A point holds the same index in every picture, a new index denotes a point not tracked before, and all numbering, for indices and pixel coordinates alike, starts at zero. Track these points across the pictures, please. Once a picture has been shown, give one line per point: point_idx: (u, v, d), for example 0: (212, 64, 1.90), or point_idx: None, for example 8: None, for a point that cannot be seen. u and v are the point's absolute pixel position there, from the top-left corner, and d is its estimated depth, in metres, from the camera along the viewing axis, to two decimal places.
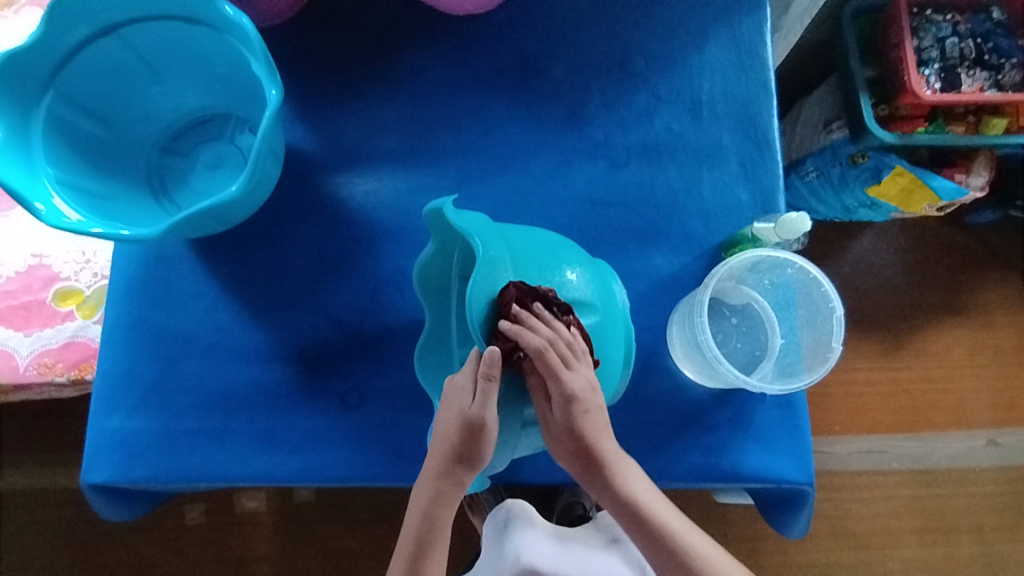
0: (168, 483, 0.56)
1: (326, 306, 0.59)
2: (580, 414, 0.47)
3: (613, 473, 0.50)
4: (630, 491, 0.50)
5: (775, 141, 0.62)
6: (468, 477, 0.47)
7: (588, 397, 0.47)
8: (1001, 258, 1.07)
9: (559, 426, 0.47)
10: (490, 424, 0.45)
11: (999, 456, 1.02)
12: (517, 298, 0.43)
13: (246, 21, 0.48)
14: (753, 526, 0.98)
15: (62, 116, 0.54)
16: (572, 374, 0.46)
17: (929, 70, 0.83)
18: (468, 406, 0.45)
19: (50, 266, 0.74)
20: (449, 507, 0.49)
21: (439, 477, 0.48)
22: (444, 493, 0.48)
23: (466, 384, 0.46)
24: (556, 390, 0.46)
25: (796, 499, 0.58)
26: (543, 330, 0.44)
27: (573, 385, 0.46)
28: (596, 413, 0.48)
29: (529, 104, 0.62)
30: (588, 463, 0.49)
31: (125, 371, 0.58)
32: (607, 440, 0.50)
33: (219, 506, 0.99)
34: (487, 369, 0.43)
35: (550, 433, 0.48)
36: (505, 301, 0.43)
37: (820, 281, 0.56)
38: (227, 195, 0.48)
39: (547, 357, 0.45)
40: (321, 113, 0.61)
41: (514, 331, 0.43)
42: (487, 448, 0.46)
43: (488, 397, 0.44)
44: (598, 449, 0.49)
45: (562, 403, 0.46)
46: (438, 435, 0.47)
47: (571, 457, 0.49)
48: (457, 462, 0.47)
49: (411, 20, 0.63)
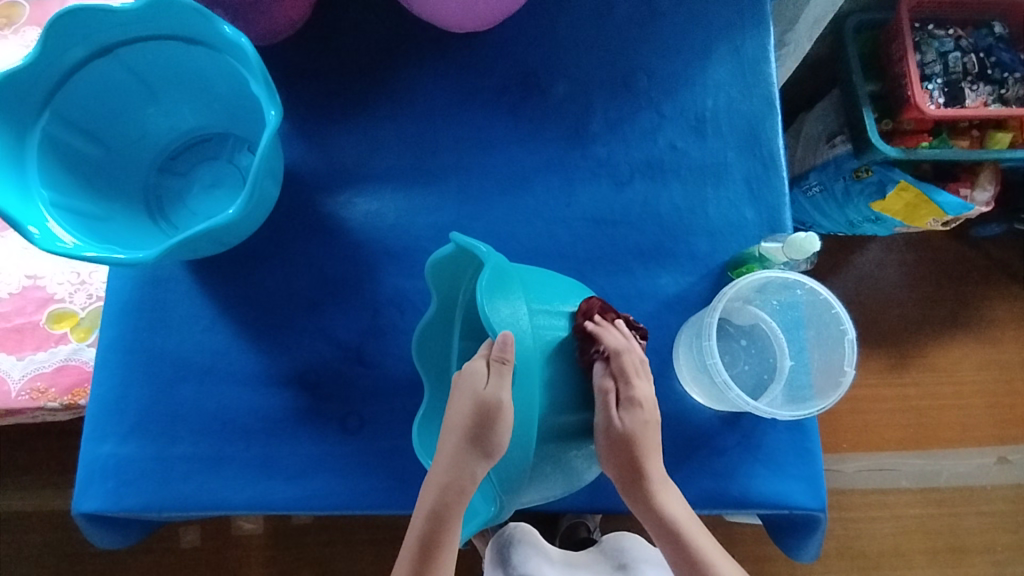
0: (162, 511, 0.54)
1: (325, 328, 0.57)
2: (640, 424, 0.47)
3: (657, 491, 0.48)
4: (672, 515, 0.49)
5: (781, 158, 0.61)
6: (483, 469, 0.44)
7: (649, 409, 0.48)
8: (1007, 270, 1.06)
9: (618, 433, 0.47)
10: (506, 406, 0.43)
11: (1010, 474, 1.01)
12: (600, 308, 0.49)
13: (244, 40, 0.48)
14: (760, 547, 0.96)
15: (59, 137, 0.53)
16: (638, 383, 0.48)
17: (933, 84, 0.82)
18: (482, 387, 0.44)
19: (44, 288, 0.73)
20: (459, 506, 0.45)
21: (452, 468, 0.45)
22: (455, 488, 0.45)
23: (479, 369, 0.44)
24: (625, 393, 0.47)
25: (808, 524, 0.57)
26: (621, 337, 0.48)
27: (640, 392, 0.48)
28: (653, 430, 0.48)
29: (531, 123, 0.61)
30: (633, 479, 0.48)
31: (120, 397, 0.57)
32: (656, 461, 0.49)
33: (216, 529, 0.97)
34: (499, 352, 0.42)
35: (606, 440, 0.47)
36: (590, 307, 0.48)
37: (830, 303, 0.54)
38: (224, 218, 0.47)
39: (621, 359, 0.47)
40: (320, 131, 0.60)
41: (596, 330, 0.47)
42: (503, 434, 0.43)
43: (503, 376, 0.42)
44: (647, 465, 0.48)
45: (628, 406, 0.47)
46: (451, 424, 0.45)
47: (619, 472, 0.48)
48: (470, 450, 0.44)
49: (411, 37, 0.62)
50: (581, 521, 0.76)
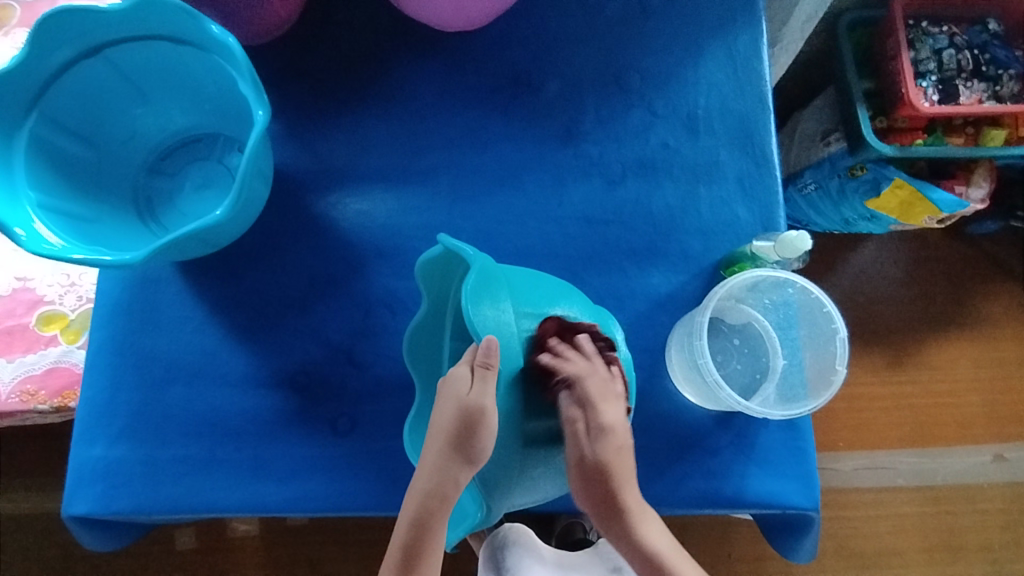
0: (152, 513, 0.54)
1: (316, 329, 0.57)
2: (612, 451, 0.46)
3: (635, 521, 0.48)
4: (653, 545, 0.48)
5: (773, 156, 0.61)
6: (466, 475, 0.44)
7: (620, 433, 0.47)
8: (1003, 268, 1.06)
9: (590, 465, 0.46)
10: (489, 411, 0.43)
11: (1006, 471, 1.01)
12: (556, 330, 0.47)
13: (232, 40, 0.47)
14: (756, 546, 0.96)
15: (47, 138, 0.52)
16: (605, 407, 0.46)
17: (927, 82, 0.82)
18: (465, 393, 0.43)
19: (34, 290, 0.72)
20: (441, 512, 0.45)
21: (434, 475, 0.44)
22: (438, 495, 0.44)
23: (462, 374, 0.44)
24: (593, 421, 0.46)
25: (802, 524, 0.57)
26: (582, 360, 0.46)
27: (608, 417, 0.46)
28: (627, 455, 0.47)
29: (522, 121, 0.61)
30: (608, 509, 0.47)
31: (109, 399, 0.56)
32: (632, 490, 0.48)
33: (211, 531, 0.97)
34: (483, 357, 0.42)
35: (578, 473, 0.46)
36: (545, 333, 0.47)
37: (822, 301, 0.54)
38: (212, 220, 0.47)
39: (583, 385, 0.46)
40: (310, 131, 0.60)
41: (553, 361, 0.45)
42: (487, 439, 0.43)
43: (486, 382, 0.42)
44: (621, 495, 0.47)
45: (597, 435, 0.46)
46: (435, 429, 0.45)
47: (594, 504, 0.47)
48: (454, 455, 0.43)
49: (402, 36, 0.62)
50: (576, 520, 0.76)
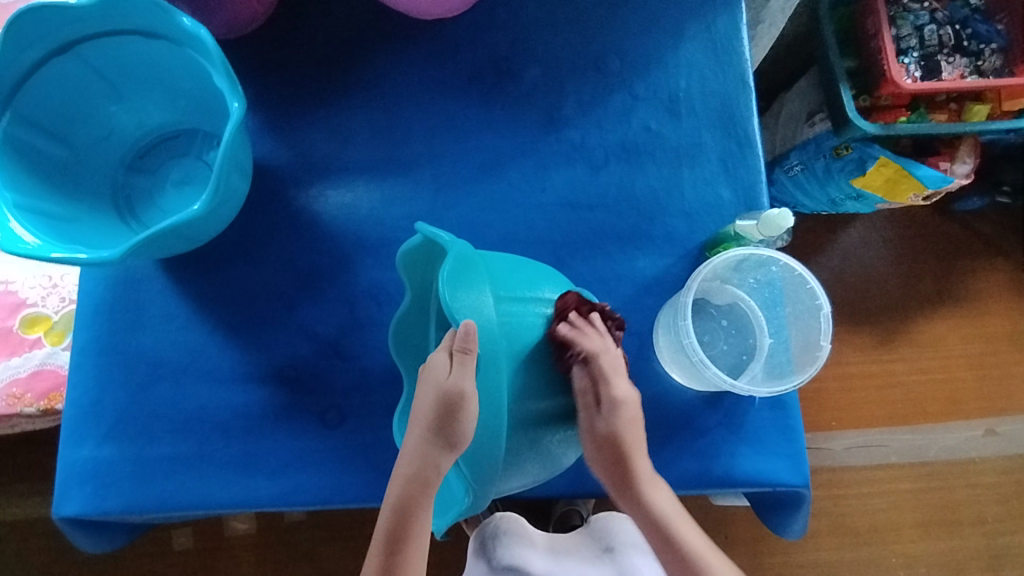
0: (142, 512, 0.54)
1: (303, 323, 0.57)
2: (623, 422, 0.49)
3: (647, 482, 0.50)
4: (662, 509, 0.50)
5: (755, 136, 0.61)
6: (446, 460, 0.44)
7: (631, 407, 0.49)
8: (991, 243, 1.06)
9: (602, 434, 0.48)
10: (470, 396, 0.43)
11: (998, 445, 1.01)
12: (576, 305, 0.48)
13: (204, 32, 0.47)
14: (753, 527, 0.96)
15: (24, 139, 0.52)
16: (619, 381, 0.49)
17: (909, 58, 0.82)
18: (445, 378, 0.43)
19: (16, 293, 0.72)
20: (424, 498, 0.45)
21: (416, 459, 0.45)
22: (420, 479, 0.45)
23: (442, 360, 0.44)
24: (606, 395, 0.48)
25: (793, 501, 0.57)
26: (598, 337, 0.48)
27: (620, 392, 0.48)
28: (636, 427, 0.50)
29: (503, 108, 0.61)
30: (621, 476, 0.50)
31: (95, 399, 0.56)
32: (643, 456, 0.50)
33: (209, 531, 0.96)
34: (463, 342, 0.41)
35: (590, 442, 0.49)
36: (567, 305, 0.48)
37: (805, 278, 0.54)
38: (190, 214, 0.46)
39: (599, 361, 0.48)
40: (290, 125, 0.60)
41: (572, 334, 0.47)
42: (468, 425, 0.43)
43: (465, 366, 0.42)
44: (633, 462, 0.50)
45: (609, 409, 0.48)
46: (417, 415, 0.45)
47: (606, 469, 0.50)
48: (434, 441, 0.44)
49: (380, 26, 0.62)
50: (573, 507, 0.74)
